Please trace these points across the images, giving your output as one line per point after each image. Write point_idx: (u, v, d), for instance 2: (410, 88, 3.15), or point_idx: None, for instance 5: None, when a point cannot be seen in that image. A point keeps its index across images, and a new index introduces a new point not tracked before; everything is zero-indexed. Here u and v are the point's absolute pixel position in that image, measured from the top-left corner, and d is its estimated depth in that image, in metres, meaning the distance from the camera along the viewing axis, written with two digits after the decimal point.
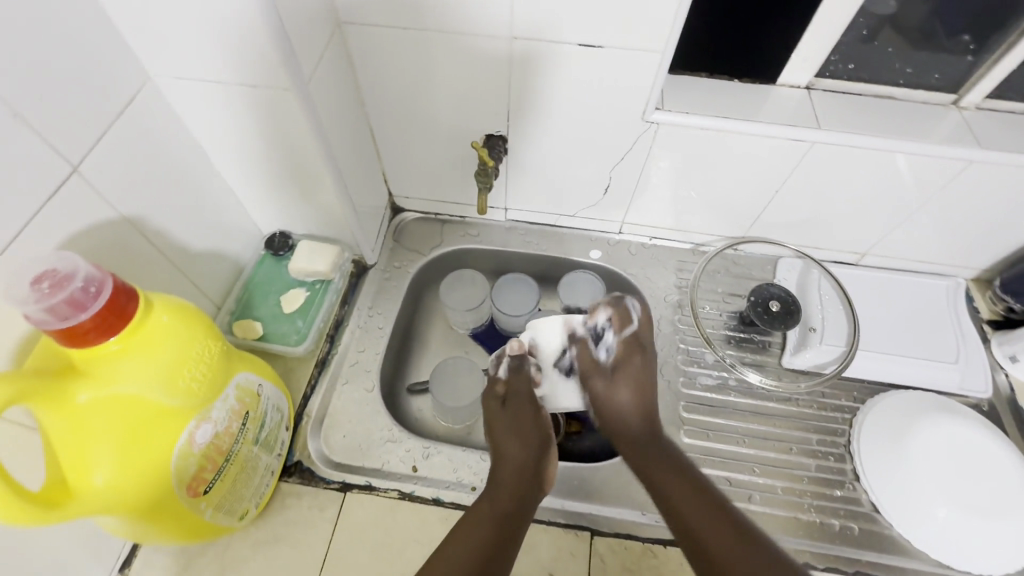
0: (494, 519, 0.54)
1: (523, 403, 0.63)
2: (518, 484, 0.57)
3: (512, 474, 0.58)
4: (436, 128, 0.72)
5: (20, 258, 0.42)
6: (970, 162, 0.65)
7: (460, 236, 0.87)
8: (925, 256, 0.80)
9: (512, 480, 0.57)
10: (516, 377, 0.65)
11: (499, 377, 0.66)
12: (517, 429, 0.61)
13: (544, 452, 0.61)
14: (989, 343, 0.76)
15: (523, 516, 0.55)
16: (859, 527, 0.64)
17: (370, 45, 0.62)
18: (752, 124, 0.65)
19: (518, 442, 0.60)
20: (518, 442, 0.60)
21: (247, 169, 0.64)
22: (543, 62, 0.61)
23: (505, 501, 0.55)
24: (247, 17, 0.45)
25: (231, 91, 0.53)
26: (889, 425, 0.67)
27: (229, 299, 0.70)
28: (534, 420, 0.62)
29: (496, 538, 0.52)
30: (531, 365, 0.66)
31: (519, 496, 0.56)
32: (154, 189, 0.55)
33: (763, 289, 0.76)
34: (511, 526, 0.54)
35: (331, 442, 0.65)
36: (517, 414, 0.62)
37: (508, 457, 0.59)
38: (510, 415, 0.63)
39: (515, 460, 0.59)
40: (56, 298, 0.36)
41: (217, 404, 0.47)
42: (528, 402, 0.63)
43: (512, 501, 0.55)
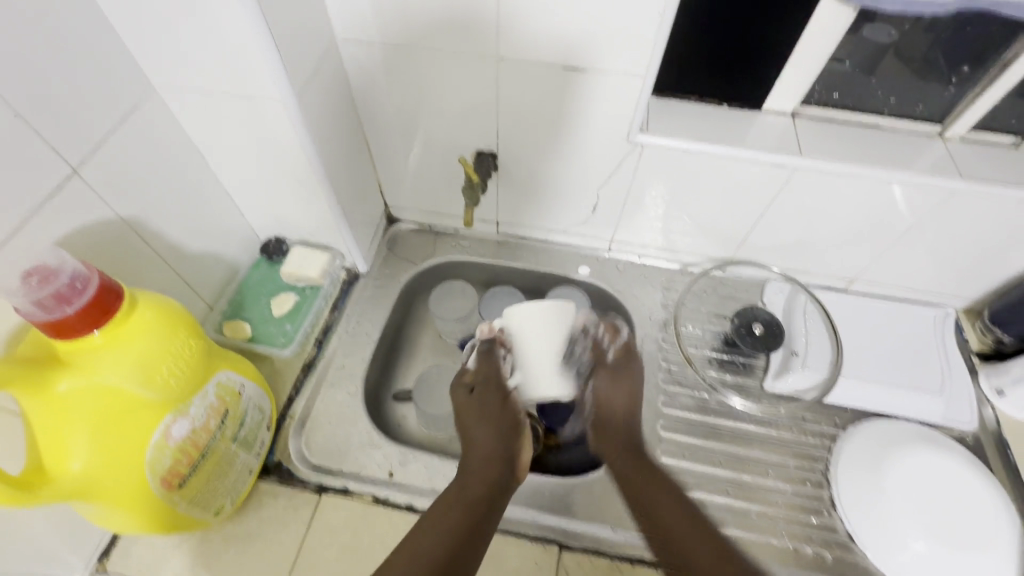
0: (467, 506, 0.54)
1: (491, 389, 0.62)
2: (487, 474, 0.57)
3: (483, 462, 0.58)
4: (429, 142, 0.75)
5: (17, 251, 0.45)
6: (953, 192, 0.65)
7: (452, 247, 0.89)
8: (913, 284, 0.80)
9: (481, 469, 0.58)
10: (483, 364, 0.64)
11: (469, 367, 0.65)
12: (488, 417, 0.61)
13: (514, 439, 0.61)
14: (976, 374, 0.76)
15: (495, 504, 0.55)
16: (833, 555, 0.63)
17: (365, 61, 0.65)
18: (733, 148, 0.66)
19: (488, 431, 0.60)
20: (485, 431, 0.60)
21: (244, 176, 0.66)
22: (529, 82, 0.63)
23: (477, 489, 0.56)
24: (241, 33, 0.48)
25: (230, 103, 0.56)
26: (867, 452, 0.67)
27: (222, 300, 0.72)
28: (501, 407, 0.62)
29: (470, 522, 0.52)
30: (501, 354, 0.64)
31: (489, 486, 0.56)
32: (151, 192, 0.58)
33: (747, 311, 0.77)
34: (486, 513, 0.54)
35: (311, 444, 0.67)
36: (486, 402, 0.62)
37: (479, 447, 0.60)
38: (478, 402, 0.62)
39: (483, 449, 0.59)
40: (44, 291, 0.39)
41: (196, 400, 0.49)
42: (496, 386, 0.63)
43: (483, 492, 0.56)
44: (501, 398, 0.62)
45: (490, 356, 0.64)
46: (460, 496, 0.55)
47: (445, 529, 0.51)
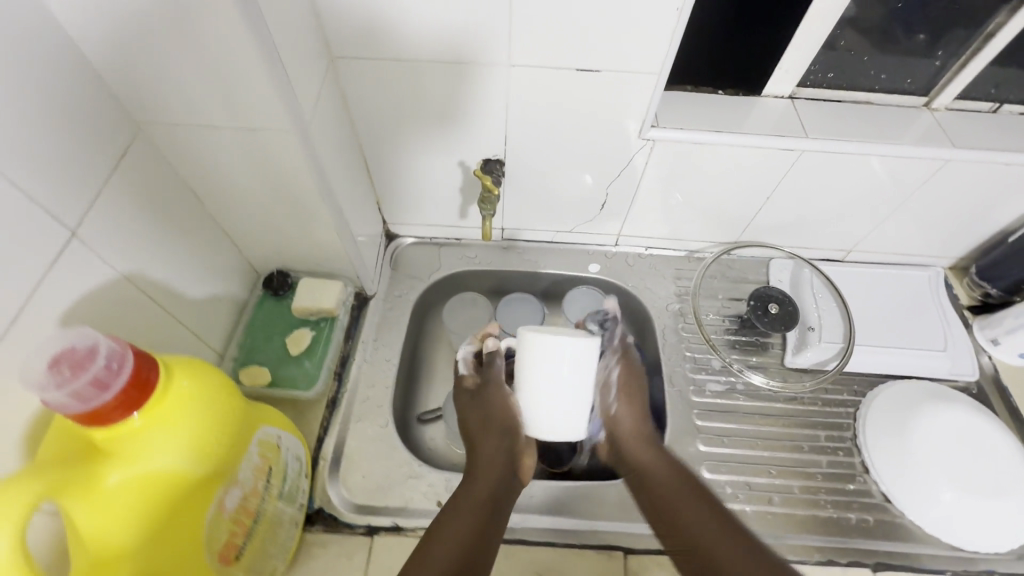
0: (475, 509, 0.55)
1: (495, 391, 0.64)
2: (490, 479, 0.59)
3: (489, 465, 0.60)
4: (431, 155, 0.71)
5: (26, 330, 0.40)
6: (947, 161, 0.68)
7: (457, 258, 0.86)
8: (905, 249, 0.84)
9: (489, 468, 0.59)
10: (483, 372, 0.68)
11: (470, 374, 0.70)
12: (487, 420, 0.63)
13: (517, 443, 0.61)
14: (970, 327, 0.81)
15: (501, 508, 0.57)
16: (874, 518, 0.66)
17: (364, 77, 0.61)
18: (742, 136, 0.67)
19: (497, 434, 0.62)
20: (493, 434, 0.62)
21: (242, 211, 0.62)
22: (541, 87, 0.61)
23: (483, 490, 0.57)
24: (247, 65, 0.44)
25: (230, 138, 0.52)
26: (891, 416, 0.70)
27: (231, 345, 0.68)
28: (505, 413, 0.62)
29: (478, 523, 0.54)
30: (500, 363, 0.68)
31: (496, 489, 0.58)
32: (149, 242, 0.52)
33: (762, 292, 0.79)
34: (494, 514, 0.56)
35: (350, 485, 0.64)
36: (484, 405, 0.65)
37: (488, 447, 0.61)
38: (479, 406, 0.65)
39: (488, 454, 0.61)
40: (80, 380, 0.34)
41: (243, 465, 0.46)
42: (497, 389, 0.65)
43: (490, 493, 0.57)
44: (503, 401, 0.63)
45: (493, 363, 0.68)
46: (470, 498, 0.56)
47: (458, 533, 0.53)
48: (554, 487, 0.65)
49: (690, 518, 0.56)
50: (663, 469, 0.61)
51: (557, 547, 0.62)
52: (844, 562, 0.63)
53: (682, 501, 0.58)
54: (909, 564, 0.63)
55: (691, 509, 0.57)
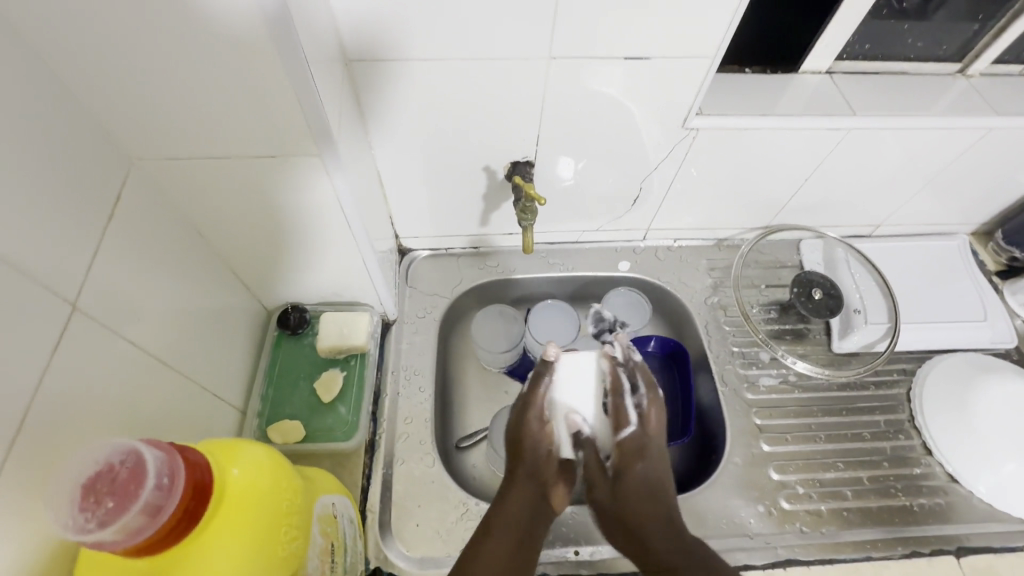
0: (509, 535, 0.54)
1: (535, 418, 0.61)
2: (521, 500, 0.57)
3: (519, 486, 0.58)
4: (451, 160, 0.64)
5: (45, 426, 0.33)
6: (990, 129, 0.66)
7: (479, 268, 0.79)
8: (933, 220, 0.82)
9: (518, 490, 0.58)
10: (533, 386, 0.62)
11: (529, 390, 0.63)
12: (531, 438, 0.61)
13: (548, 465, 0.60)
14: (1001, 293, 0.81)
15: (531, 531, 0.56)
16: (943, 501, 0.65)
17: (380, 80, 0.53)
18: (789, 118, 0.62)
19: (529, 453, 0.60)
20: (525, 455, 0.60)
21: (253, 246, 0.54)
22: (579, 79, 0.55)
23: (514, 514, 0.56)
24: (270, 76, 0.38)
25: (243, 164, 0.44)
26: (953, 392, 0.68)
27: (252, 399, 0.60)
28: (540, 436, 0.61)
29: (512, 550, 0.53)
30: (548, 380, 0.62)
31: (526, 514, 0.56)
32: (156, 298, 0.45)
33: (803, 277, 0.76)
34: (512, 543, 0.54)
35: (406, 537, 0.58)
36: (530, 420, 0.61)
37: (518, 467, 0.60)
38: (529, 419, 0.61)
39: (524, 471, 0.59)
40: (131, 511, 0.28)
41: (310, 554, 0.39)
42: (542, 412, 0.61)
43: (522, 517, 0.56)
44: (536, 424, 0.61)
45: (538, 379, 0.62)
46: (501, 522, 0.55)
47: (491, 559, 0.52)
48: (623, 509, 0.62)
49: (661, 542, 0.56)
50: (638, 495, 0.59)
51: None
52: (926, 552, 0.62)
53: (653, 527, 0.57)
54: (987, 546, 0.62)
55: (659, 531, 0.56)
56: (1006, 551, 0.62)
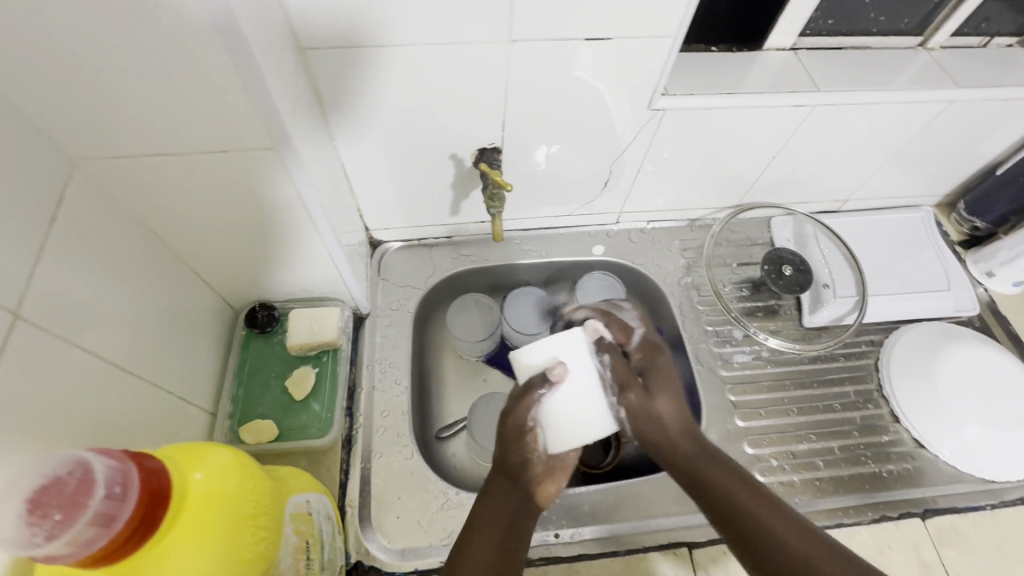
0: (493, 530, 0.50)
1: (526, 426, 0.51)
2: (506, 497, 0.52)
3: (501, 485, 0.52)
4: (417, 148, 0.63)
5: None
6: (950, 102, 0.66)
7: (452, 258, 0.78)
8: (899, 193, 0.84)
9: (498, 489, 0.52)
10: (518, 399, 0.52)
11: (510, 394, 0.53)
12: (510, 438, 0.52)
13: (535, 463, 0.52)
14: (964, 262, 0.83)
15: (519, 526, 0.51)
16: (910, 466, 0.67)
17: (336, 69, 0.52)
18: (754, 96, 0.62)
19: (513, 454, 0.52)
20: (509, 456, 0.52)
21: (213, 244, 0.52)
22: (542, 62, 0.55)
23: (500, 512, 0.51)
24: (213, 68, 0.36)
25: (194, 161, 0.43)
26: (917, 358, 0.70)
27: (222, 400, 0.59)
28: (522, 444, 0.52)
29: (501, 547, 0.49)
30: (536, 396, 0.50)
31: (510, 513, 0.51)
32: (111, 304, 0.43)
33: (774, 254, 0.77)
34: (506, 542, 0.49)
35: (387, 529, 0.58)
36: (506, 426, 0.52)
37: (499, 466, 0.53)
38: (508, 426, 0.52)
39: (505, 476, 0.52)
40: (82, 520, 0.27)
41: (283, 555, 0.39)
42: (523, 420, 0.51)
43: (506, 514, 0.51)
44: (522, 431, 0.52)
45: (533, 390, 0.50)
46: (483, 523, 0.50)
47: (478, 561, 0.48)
48: (602, 490, 0.62)
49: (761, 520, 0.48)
50: (716, 471, 0.53)
51: (621, 556, 0.59)
52: (894, 516, 0.64)
53: (745, 502, 0.50)
54: (952, 506, 0.65)
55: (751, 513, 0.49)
56: (969, 510, 0.65)
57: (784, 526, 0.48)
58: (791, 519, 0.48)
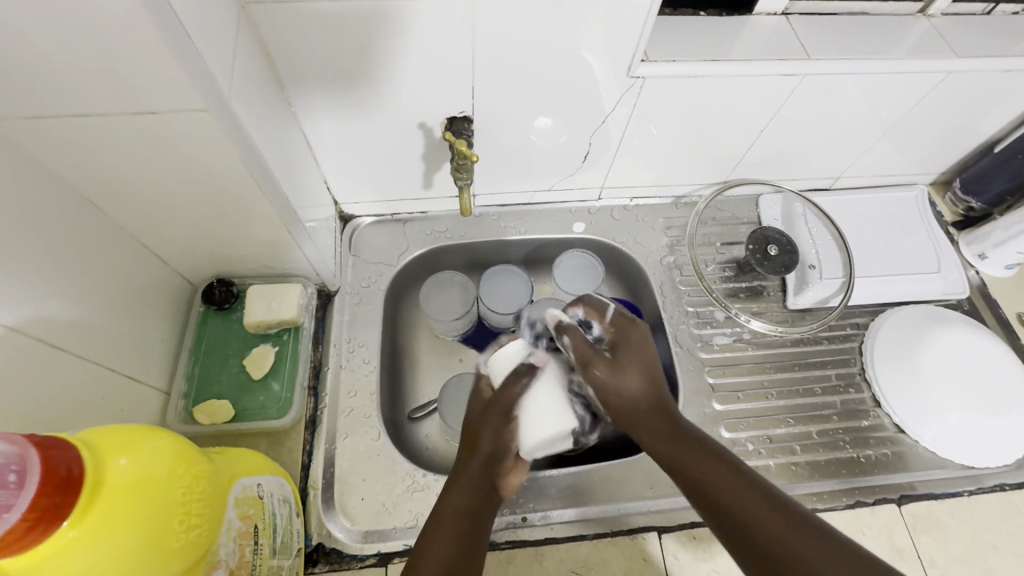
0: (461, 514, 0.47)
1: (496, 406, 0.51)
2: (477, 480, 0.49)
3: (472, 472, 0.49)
4: (383, 116, 0.60)
5: None
6: (949, 73, 0.63)
7: (426, 234, 0.75)
8: (893, 171, 0.81)
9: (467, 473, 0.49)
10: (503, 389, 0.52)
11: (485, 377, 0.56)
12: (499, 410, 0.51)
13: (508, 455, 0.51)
14: (957, 244, 0.80)
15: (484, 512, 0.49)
16: (889, 451, 0.66)
17: (286, 26, 0.48)
18: (739, 65, 0.59)
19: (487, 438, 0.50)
20: (481, 445, 0.50)
21: (158, 216, 0.49)
22: (509, 22, 0.51)
23: (462, 504, 0.48)
24: (127, 20, 0.32)
25: (122, 125, 0.39)
26: (901, 341, 0.68)
27: (178, 379, 0.58)
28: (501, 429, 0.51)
29: (455, 544, 0.45)
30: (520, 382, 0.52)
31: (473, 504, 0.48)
32: (38, 278, 0.41)
33: (759, 234, 0.74)
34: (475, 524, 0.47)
35: (350, 511, 0.57)
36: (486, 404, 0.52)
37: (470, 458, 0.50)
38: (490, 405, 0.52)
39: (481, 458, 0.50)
40: None
41: (221, 539, 0.38)
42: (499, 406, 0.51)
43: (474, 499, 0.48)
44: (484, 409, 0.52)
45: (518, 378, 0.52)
46: (445, 514, 0.47)
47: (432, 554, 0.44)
48: (573, 473, 0.61)
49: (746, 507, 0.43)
50: (694, 458, 0.46)
51: (590, 540, 0.58)
52: (869, 501, 0.63)
53: (733, 495, 0.43)
54: (929, 492, 0.64)
55: (740, 510, 0.43)
56: (946, 497, 0.63)
57: (765, 513, 0.42)
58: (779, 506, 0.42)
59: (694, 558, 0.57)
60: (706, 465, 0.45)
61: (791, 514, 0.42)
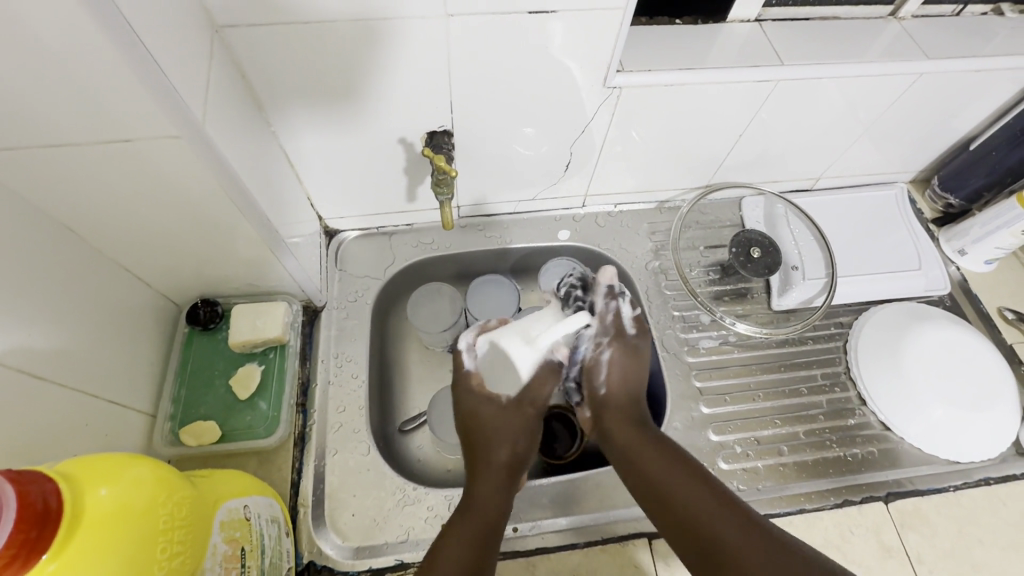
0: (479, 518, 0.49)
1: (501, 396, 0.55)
2: (492, 483, 0.52)
3: (487, 475, 0.52)
4: (364, 134, 0.60)
5: None
6: (920, 75, 0.64)
7: (412, 246, 0.75)
8: (873, 170, 0.82)
9: (486, 477, 0.52)
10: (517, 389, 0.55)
11: (467, 372, 0.56)
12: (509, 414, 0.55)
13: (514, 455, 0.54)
14: (938, 241, 0.81)
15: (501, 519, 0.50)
16: (876, 449, 0.67)
17: (261, 49, 0.48)
18: (713, 74, 0.59)
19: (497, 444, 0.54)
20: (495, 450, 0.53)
21: (137, 239, 0.49)
22: (483, 37, 0.52)
23: (484, 506, 0.50)
24: (96, 52, 0.33)
25: (99, 154, 0.40)
26: (884, 339, 0.69)
27: (164, 401, 0.57)
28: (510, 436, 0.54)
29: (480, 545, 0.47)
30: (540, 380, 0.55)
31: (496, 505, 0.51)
32: (16, 310, 0.40)
33: (742, 236, 0.74)
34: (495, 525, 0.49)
35: (340, 527, 0.57)
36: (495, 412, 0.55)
37: (484, 463, 0.53)
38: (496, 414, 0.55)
39: (496, 461, 0.53)
40: None
41: (206, 564, 0.38)
42: (510, 410, 0.55)
43: (490, 508, 0.50)
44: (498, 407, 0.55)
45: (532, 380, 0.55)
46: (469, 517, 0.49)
47: (459, 553, 0.46)
48: (562, 481, 0.61)
49: (692, 507, 0.47)
50: (649, 456, 0.52)
51: (581, 548, 0.58)
52: (857, 500, 0.63)
53: (679, 488, 0.49)
54: (916, 489, 0.64)
55: (674, 487, 0.49)
56: (933, 492, 0.64)
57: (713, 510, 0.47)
58: (732, 502, 0.47)
59: None
60: (656, 459, 0.52)
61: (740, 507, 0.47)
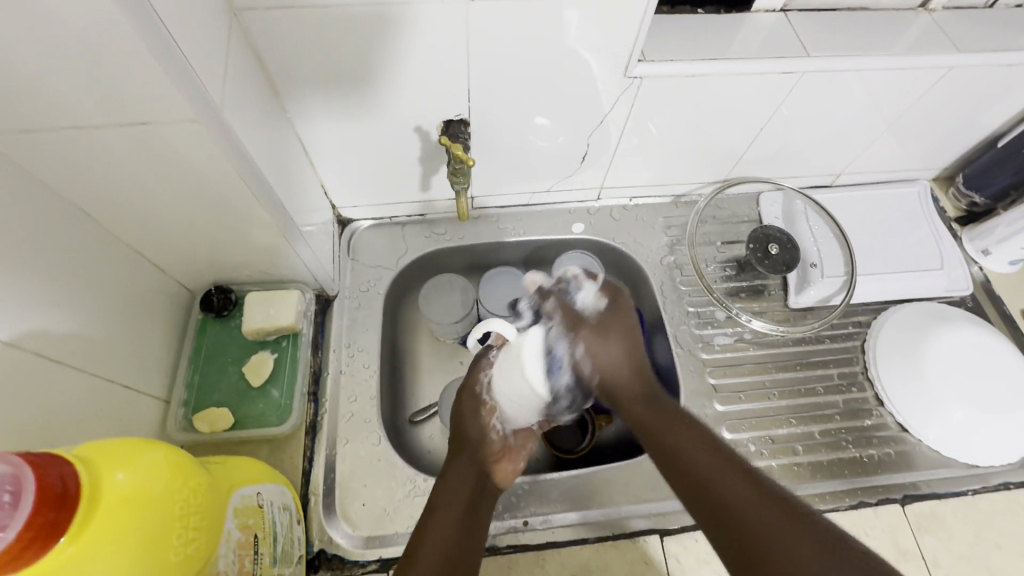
0: (453, 511, 0.48)
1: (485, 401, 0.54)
2: (466, 472, 0.51)
3: (462, 462, 0.52)
4: (379, 122, 0.59)
5: None
6: (951, 69, 0.62)
7: (425, 237, 0.75)
8: (896, 167, 0.80)
9: (458, 470, 0.51)
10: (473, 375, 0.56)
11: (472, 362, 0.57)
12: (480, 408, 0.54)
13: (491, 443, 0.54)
14: (961, 240, 0.80)
15: (476, 510, 0.49)
16: (892, 450, 0.66)
17: (278, 33, 0.48)
18: (737, 65, 0.58)
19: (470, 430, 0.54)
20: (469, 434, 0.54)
21: (153, 224, 0.49)
22: (503, 24, 0.51)
23: (460, 496, 0.49)
24: (114, 32, 0.32)
25: (116, 137, 0.39)
26: (904, 339, 0.68)
27: (178, 387, 0.58)
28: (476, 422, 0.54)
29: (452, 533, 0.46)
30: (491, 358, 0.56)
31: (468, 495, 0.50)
32: (30, 293, 0.40)
33: (760, 232, 0.73)
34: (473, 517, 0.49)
35: (351, 516, 0.57)
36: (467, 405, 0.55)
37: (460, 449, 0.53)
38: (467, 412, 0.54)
39: (472, 444, 0.53)
40: None
41: (221, 551, 0.38)
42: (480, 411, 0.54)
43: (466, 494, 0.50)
44: (477, 407, 0.55)
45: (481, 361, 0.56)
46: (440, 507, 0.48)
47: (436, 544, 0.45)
48: (574, 475, 0.61)
49: (705, 472, 0.45)
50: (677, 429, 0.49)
51: (591, 544, 0.57)
52: (872, 502, 0.63)
53: (703, 465, 0.45)
54: (933, 492, 0.63)
55: (703, 469, 0.45)
56: (950, 496, 0.63)
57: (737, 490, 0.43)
58: (726, 508, 0.42)
59: (696, 560, 0.56)
60: (688, 432, 0.48)
61: (728, 507, 0.42)
